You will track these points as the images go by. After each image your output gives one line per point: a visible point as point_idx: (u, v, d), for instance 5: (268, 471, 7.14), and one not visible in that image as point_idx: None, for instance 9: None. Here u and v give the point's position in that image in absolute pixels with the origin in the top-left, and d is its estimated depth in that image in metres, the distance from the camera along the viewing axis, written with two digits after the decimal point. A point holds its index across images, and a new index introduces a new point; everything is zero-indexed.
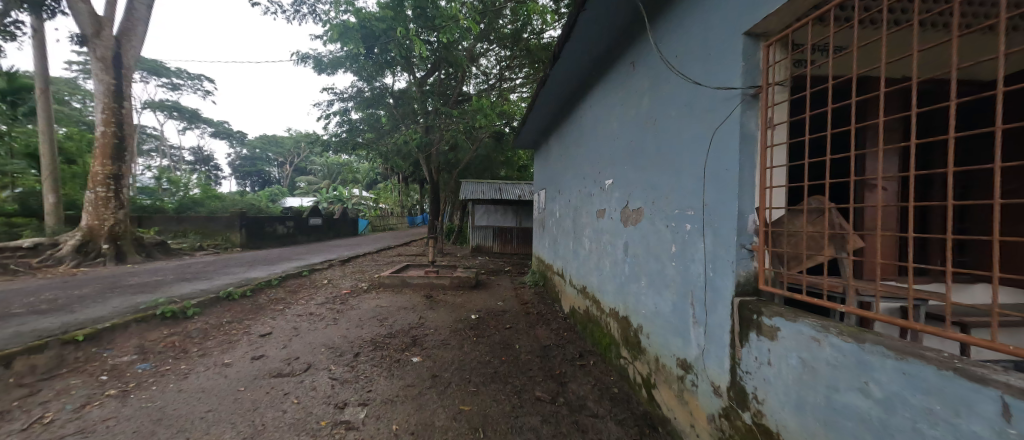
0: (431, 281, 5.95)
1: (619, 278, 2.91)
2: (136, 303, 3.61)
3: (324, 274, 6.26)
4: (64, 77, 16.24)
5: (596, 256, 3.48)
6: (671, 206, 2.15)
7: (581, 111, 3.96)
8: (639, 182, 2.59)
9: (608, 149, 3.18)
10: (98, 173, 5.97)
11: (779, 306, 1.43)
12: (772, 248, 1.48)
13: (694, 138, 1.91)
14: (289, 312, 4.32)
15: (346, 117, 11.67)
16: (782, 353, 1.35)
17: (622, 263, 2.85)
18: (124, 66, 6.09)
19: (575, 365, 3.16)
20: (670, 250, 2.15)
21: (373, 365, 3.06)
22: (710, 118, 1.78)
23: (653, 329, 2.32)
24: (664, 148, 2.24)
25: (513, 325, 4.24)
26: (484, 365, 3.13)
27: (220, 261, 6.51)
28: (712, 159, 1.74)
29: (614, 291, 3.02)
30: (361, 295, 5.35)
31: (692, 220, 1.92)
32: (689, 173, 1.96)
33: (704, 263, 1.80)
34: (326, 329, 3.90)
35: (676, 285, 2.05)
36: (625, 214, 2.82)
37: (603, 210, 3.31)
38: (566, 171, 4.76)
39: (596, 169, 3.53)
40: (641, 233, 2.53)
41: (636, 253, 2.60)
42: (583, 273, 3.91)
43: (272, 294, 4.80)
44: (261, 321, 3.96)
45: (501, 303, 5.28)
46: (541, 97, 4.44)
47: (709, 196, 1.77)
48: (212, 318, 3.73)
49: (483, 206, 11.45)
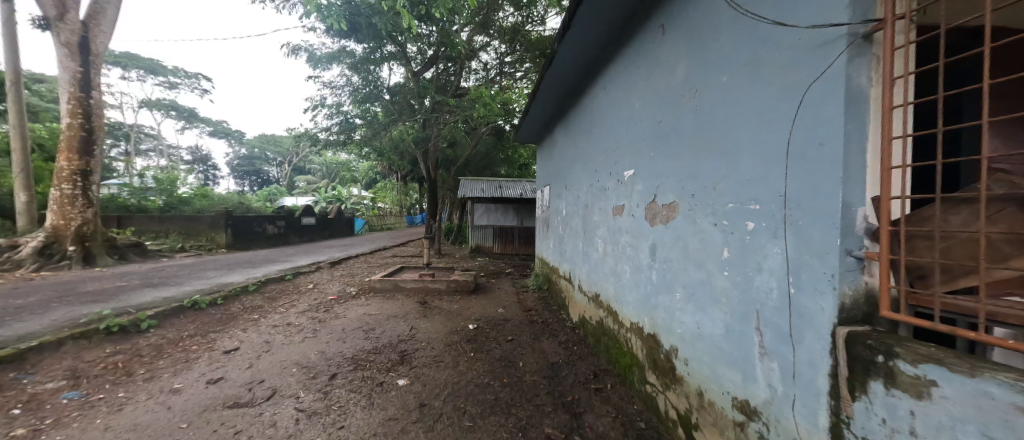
0: (426, 285, 5.48)
1: (643, 289, 2.44)
2: (78, 316, 3.11)
3: (311, 278, 5.79)
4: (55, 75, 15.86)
5: (612, 259, 3.00)
6: (719, 201, 1.68)
7: (593, 95, 3.50)
8: (671, 170, 2.11)
9: (626, 136, 2.74)
10: (65, 168, 5.50)
11: (926, 347, 0.93)
12: (906, 259, 0.98)
13: (762, 108, 1.43)
14: (264, 322, 3.86)
15: (339, 110, 11.12)
16: (942, 421, 0.86)
17: (645, 271, 2.40)
18: (93, 53, 5.59)
19: (590, 390, 2.68)
20: (719, 256, 1.67)
21: (350, 390, 2.58)
22: (791, 79, 1.29)
23: (694, 355, 1.84)
24: (708, 125, 1.77)
25: (516, 337, 3.77)
26: (481, 390, 2.64)
27: (198, 264, 6.01)
28: (800, 131, 1.24)
29: (635, 302, 2.55)
30: (348, 301, 4.89)
31: (758, 216, 1.44)
32: (752, 153, 1.48)
33: (784, 275, 1.31)
34: (303, 344, 3.42)
35: (731, 301, 1.58)
36: (650, 210, 2.36)
37: (620, 207, 2.85)
38: (573, 165, 4.31)
39: (610, 161, 3.08)
40: (673, 233, 2.06)
41: (665, 256, 2.15)
42: (595, 279, 3.43)
43: (247, 301, 4.30)
44: (229, 334, 3.48)
45: (502, 310, 4.81)
46: (545, 82, 4.01)
47: (788, 183, 1.29)
48: (171, 332, 3.25)
49: (482, 205, 10.99)
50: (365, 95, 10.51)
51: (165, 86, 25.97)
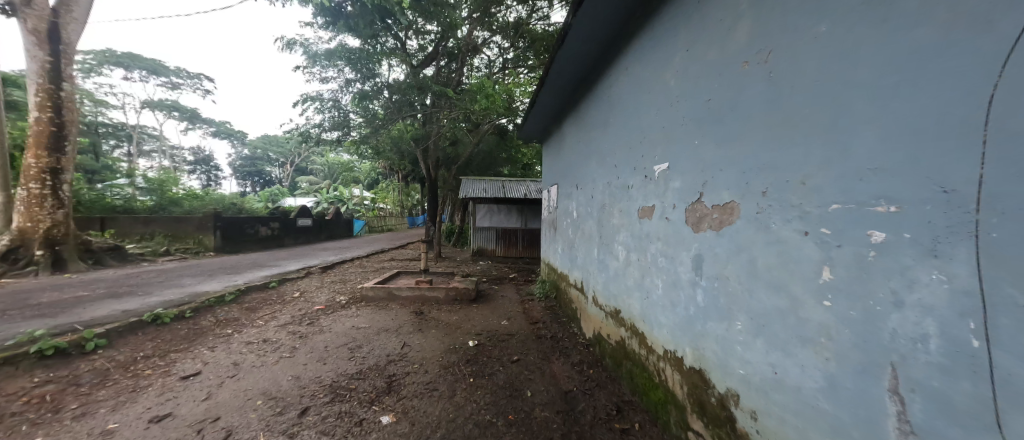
0: (423, 294, 5.01)
1: (682, 309, 1.97)
2: (12, 336, 2.67)
3: (298, 285, 5.34)
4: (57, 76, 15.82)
5: (637, 269, 2.53)
6: (816, 200, 1.18)
7: (613, 79, 3.04)
8: (724, 161, 1.65)
9: (660, 121, 2.25)
10: (32, 166, 5.21)
11: None
12: None
13: (901, 61, 0.93)
14: (236, 339, 3.40)
15: (337, 106, 10.62)
16: None
17: (686, 288, 1.92)
18: (63, 42, 5.28)
19: (615, 431, 2.19)
20: (813, 280, 1.19)
21: (321, 433, 2.10)
22: (976, 5, 0.77)
23: (768, 407, 1.37)
24: (796, 96, 1.27)
25: (522, 357, 3.29)
26: (481, 432, 2.15)
27: (179, 270, 5.59)
28: (986, 90, 0.75)
29: (671, 325, 2.07)
30: (336, 312, 4.43)
31: (894, 224, 0.95)
32: (873, 134, 1.00)
33: (958, 318, 0.82)
34: (276, 366, 2.96)
35: (837, 344, 1.11)
36: (693, 213, 1.88)
37: (649, 207, 2.38)
38: (586, 160, 3.86)
39: (636, 153, 2.59)
40: (732, 243, 1.58)
41: (718, 271, 1.66)
42: (614, 292, 2.96)
43: (222, 314, 3.85)
44: (192, 354, 3.03)
45: (506, 322, 4.32)
46: (555, 67, 3.55)
47: (966, 176, 0.79)
48: (122, 353, 2.81)
49: (485, 206, 10.48)
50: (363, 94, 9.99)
51: (167, 87, 25.97)
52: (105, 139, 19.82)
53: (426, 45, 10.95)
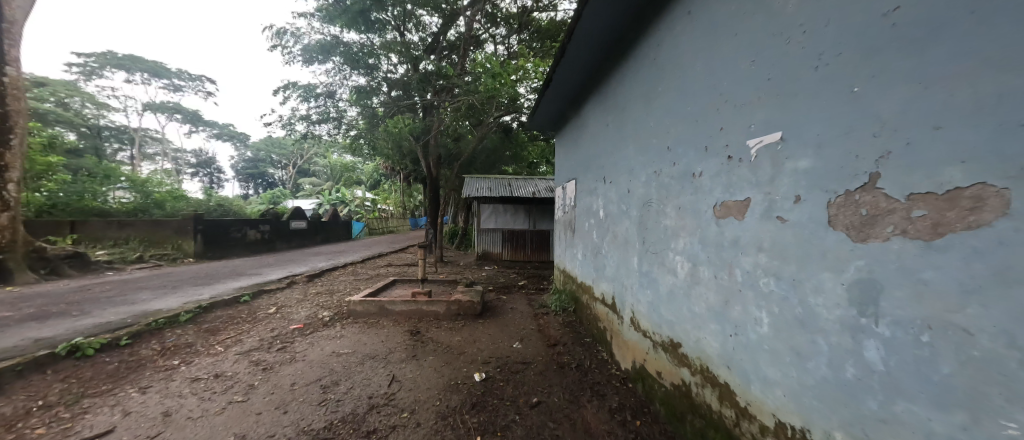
0: (419, 308, 4.28)
1: (824, 367, 1.21)
2: None
3: (276, 297, 4.64)
4: (60, 79, 15.76)
5: (715, 290, 1.77)
6: None
7: (665, 36, 2.30)
8: (930, 120, 0.90)
9: (768, 70, 1.47)
10: None
11: None
12: None
13: None
14: (178, 375, 2.67)
15: (331, 101, 9.99)
16: None
17: (837, 333, 1.16)
18: (5, 20, 4.93)
19: None
20: None
21: None
22: None
23: None
24: None
25: (544, 400, 2.53)
26: None
27: (142, 280, 4.93)
28: None
29: (795, 387, 1.32)
30: (315, 333, 3.70)
31: None
32: None
33: None
34: (218, 418, 2.22)
35: None
36: (856, 209, 1.11)
37: (738, 202, 1.63)
38: (617, 147, 3.12)
39: (710, 124, 1.83)
40: (977, 265, 0.81)
41: (931, 314, 0.90)
42: (670, 318, 2.20)
43: (171, 338, 3.16)
44: (113, 398, 2.32)
45: (518, 344, 3.57)
46: (580, 33, 2.84)
47: None
48: (8, 404, 2.11)
49: (490, 205, 9.73)
50: (363, 90, 9.43)
51: (170, 90, 25.86)
52: (108, 141, 19.77)
53: (425, 37, 10.23)
